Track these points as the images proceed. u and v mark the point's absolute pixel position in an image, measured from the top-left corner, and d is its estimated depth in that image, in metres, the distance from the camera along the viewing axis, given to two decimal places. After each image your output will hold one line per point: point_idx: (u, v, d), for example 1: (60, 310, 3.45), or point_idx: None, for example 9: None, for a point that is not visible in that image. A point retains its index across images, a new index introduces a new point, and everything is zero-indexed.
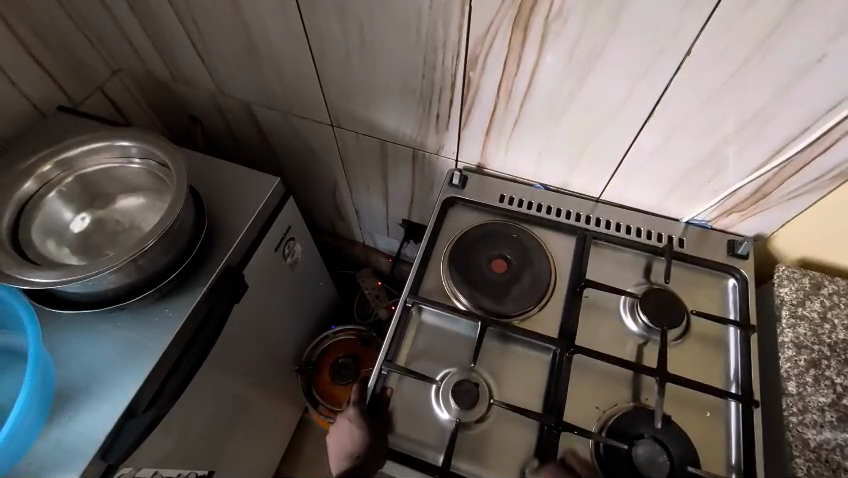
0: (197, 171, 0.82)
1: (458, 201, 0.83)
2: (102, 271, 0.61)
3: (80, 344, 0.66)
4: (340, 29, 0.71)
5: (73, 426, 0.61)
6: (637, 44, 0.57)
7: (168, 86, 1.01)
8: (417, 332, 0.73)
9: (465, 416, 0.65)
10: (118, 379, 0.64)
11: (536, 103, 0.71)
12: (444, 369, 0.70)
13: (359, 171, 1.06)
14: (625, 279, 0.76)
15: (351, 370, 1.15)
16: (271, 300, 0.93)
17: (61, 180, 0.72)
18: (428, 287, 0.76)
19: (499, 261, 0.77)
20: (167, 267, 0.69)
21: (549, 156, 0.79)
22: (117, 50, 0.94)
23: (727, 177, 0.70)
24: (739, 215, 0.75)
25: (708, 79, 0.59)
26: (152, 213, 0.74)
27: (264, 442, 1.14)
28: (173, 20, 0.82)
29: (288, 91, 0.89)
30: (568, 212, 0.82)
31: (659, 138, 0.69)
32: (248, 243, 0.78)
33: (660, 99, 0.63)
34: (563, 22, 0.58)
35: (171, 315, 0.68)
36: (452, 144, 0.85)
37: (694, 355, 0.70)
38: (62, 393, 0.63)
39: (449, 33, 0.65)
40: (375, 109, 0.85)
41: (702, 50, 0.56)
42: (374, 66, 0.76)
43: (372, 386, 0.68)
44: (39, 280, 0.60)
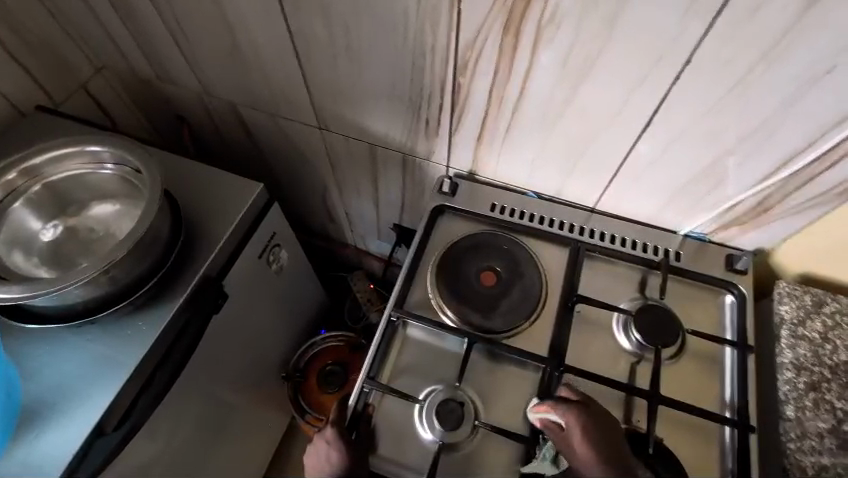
0: (174, 176, 0.78)
1: (448, 209, 0.80)
2: (68, 285, 0.58)
3: (49, 360, 0.63)
4: (324, 30, 0.68)
5: (40, 445, 0.59)
6: (634, 51, 0.54)
7: (152, 85, 0.98)
8: (402, 347, 0.71)
9: (449, 439, 0.63)
10: (86, 396, 0.61)
11: (529, 110, 0.67)
12: (429, 386, 0.68)
13: (349, 175, 1.03)
14: (619, 295, 0.73)
15: (341, 378, 1.12)
16: (255, 308, 0.90)
17: (28, 188, 0.69)
18: (415, 299, 0.74)
19: (488, 273, 0.74)
20: (142, 277, 0.66)
21: (543, 164, 0.76)
22: (100, 48, 0.91)
23: (727, 189, 0.67)
24: (739, 227, 0.72)
25: (708, 89, 0.56)
26: (127, 220, 0.71)
27: (250, 449, 1.12)
28: (154, 18, 0.78)
29: (274, 92, 0.86)
30: (561, 222, 0.79)
31: (657, 148, 0.66)
32: (229, 252, 0.75)
33: (658, 109, 0.60)
34: (556, 27, 0.55)
35: (145, 328, 0.66)
36: (443, 150, 0.83)
37: (690, 376, 0.68)
38: (29, 409, 0.60)
39: (437, 37, 0.62)
40: (364, 112, 0.82)
41: (704, 59, 0.53)
42: (361, 69, 0.73)
43: (353, 404, 0.65)
44: (3, 295, 0.58)
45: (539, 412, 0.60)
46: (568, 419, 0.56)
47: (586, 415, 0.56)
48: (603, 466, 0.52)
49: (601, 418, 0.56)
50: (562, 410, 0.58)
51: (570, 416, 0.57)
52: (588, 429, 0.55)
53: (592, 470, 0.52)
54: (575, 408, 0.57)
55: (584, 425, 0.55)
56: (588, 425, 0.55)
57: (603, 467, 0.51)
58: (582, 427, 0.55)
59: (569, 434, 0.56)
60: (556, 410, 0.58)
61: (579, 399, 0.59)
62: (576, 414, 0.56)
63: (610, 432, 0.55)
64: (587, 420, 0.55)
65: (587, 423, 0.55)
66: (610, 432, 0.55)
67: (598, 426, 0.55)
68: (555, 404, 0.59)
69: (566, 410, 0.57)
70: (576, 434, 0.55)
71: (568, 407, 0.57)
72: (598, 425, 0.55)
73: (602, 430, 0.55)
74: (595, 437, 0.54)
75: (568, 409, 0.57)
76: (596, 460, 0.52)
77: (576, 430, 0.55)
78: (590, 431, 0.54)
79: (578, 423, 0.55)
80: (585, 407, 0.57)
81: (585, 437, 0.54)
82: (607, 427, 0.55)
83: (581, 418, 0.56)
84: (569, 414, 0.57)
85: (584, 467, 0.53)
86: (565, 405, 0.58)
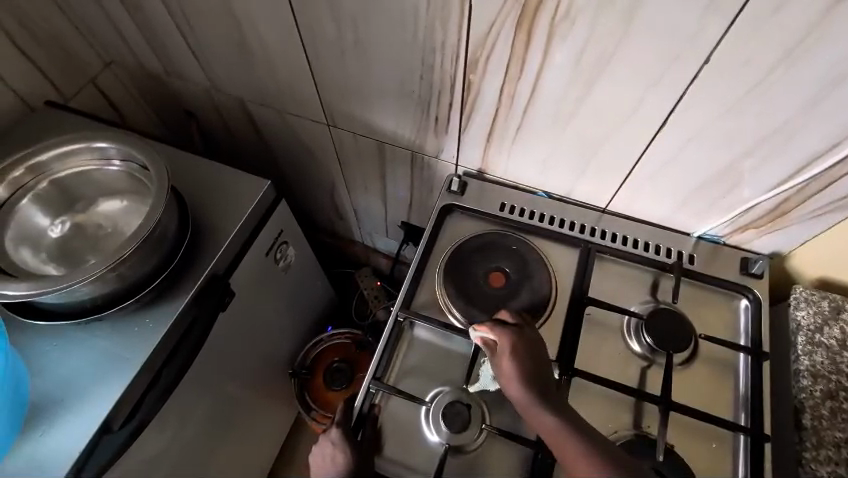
0: (181, 173, 0.78)
1: (456, 208, 0.79)
2: (76, 283, 0.58)
3: (56, 357, 0.63)
4: (333, 26, 0.67)
5: (47, 441, 0.59)
6: (651, 48, 0.53)
7: (161, 80, 0.97)
8: (408, 348, 0.70)
9: (455, 441, 0.62)
10: (93, 393, 0.61)
11: (541, 109, 0.66)
12: (436, 388, 0.67)
13: (357, 172, 1.02)
14: (630, 298, 0.72)
15: (347, 375, 1.12)
16: (262, 305, 0.90)
17: (35, 185, 0.69)
18: (422, 300, 0.73)
19: (496, 274, 0.73)
20: (149, 275, 0.65)
21: (554, 164, 0.75)
22: (109, 43, 0.90)
23: (745, 191, 0.65)
24: (756, 231, 0.70)
25: (726, 89, 0.54)
26: (135, 216, 0.71)
27: (256, 444, 1.12)
28: (162, 13, 0.78)
29: (282, 88, 0.85)
30: (572, 222, 0.78)
31: (672, 149, 0.64)
32: (236, 250, 0.75)
33: (674, 109, 0.58)
34: (570, 24, 0.53)
35: (151, 325, 0.65)
36: (452, 148, 0.82)
37: (702, 382, 0.66)
38: (37, 406, 0.61)
39: (448, 33, 0.61)
40: (372, 109, 0.81)
41: (724, 58, 0.51)
42: (370, 65, 0.72)
43: (359, 405, 0.65)
44: (10, 292, 0.57)
45: (478, 331, 0.63)
46: (502, 340, 0.60)
47: (519, 339, 0.60)
48: (524, 384, 0.57)
49: (530, 342, 0.61)
50: (498, 331, 0.61)
51: (504, 337, 0.61)
52: (517, 350, 0.59)
53: (513, 387, 0.57)
54: (511, 330, 0.61)
55: (516, 348, 0.59)
56: (519, 347, 0.60)
57: (524, 385, 0.57)
58: (513, 349, 0.59)
59: (499, 353, 0.60)
60: (492, 331, 0.62)
61: (515, 323, 0.63)
62: (508, 337, 0.60)
63: (536, 355, 0.60)
64: (518, 343, 0.60)
65: (516, 346, 0.60)
66: (534, 354, 0.60)
67: (526, 348, 0.60)
68: (493, 324, 0.62)
69: (502, 332, 0.61)
70: (505, 355, 0.59)
71: (505, 329, 0.61)
72: (526, 347, 0.60)
73: (528, 352, 0.60)
74: (522, 357, 0.59)
75: (504, 331, 0.61)
76: (519, 379, 0.57)
77: (507, 352, 0.59)
78: (518, 354, 0.59)
79: (509, 346, 0.59)
80: (520, 331, 0.61)
81: (515, 358, 0.58)
82: (533, 350, 0.60)
83: (514, 342, 0.60)
84: (502, 335, 0.61)
85: (506, 383, 0.58)
86: (502, 326, 0.62)
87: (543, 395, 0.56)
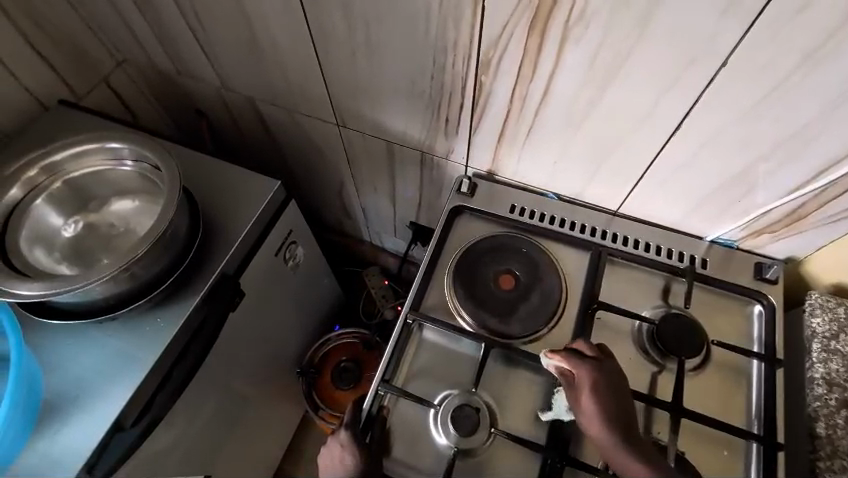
0: (192, 173, 0.78)
1: (466, 210, 0.79)
2: (89, 283, 0.59)
3: (68, 355, 0.64)
4: (344, 26, 0.67)
5: (60, 438, 0.60)
6: (667, 51, 0.52)
7: (172, 79, 0.98)
8: (417, 351, 0.70)
9: (464, 444, 0.62)
10: (105, 391, 0.62)
11: (552, 111, 0.65)
12: (444, 391, 0.67)
13: (366, 172, 1.02)
14: (641, 302, 0.72)
15: (354, 375, 1.12)
16: (271, 304, 0.90)
17: (49, 185, 0.69)
18: (431, 302, 0.73)
19: (506, 277, 0.72)
20: (160, 275, 0.66)
21: (565, 166, 0.74)
22: (121, 42, 0.91)
23: (760, 196, 0.64)
24: (771, 236, 0.69)
25: (742, 93, 0.53)
26: (147, 216, 0.71)
27: (264, 442, 1.13)
28: (174, 12, 0.78)
29: (292, 88, 0.85)
30: (583, 225, 0.77)
31: (686, 152, 0.63)
32: (246, 250, 0.75)
33: (689, 112, 0.57)
34: (584, 25, 0.53)
35: (162, 324, 0.66)
36: (462, 149, 0.81)
37: (713, 388, 0.65)
38: (50, 404, 0.61)
39: (460, 34, 0.60)
40: (382, 110, 0.81)
41: (741, 61, 0.50)
42: (381, 66, 0.71)
43: (367, 406, 0.65)
44: (24, 292, 0.58)
45: (551, 360, 0.60)
46: (582, 375, 0.57)
47: (600, 375, 0.57)
48: (607, 427, 0.54)
49: (612, 377, 0.57)
50: (575, 364, 0.58)
51: (583, 372, 0.57)
52: (598, 387, 0.56)
53: (596, 429, 0.55)
54: (589, 363, 0.58)
55: (598, 385, 0.56)
56: (601, 385, 0.56)
57: (606, 427, 0.54)
58: (593, 386, 0.56)
59: (578, 389, 0.57)
60: (568, 363, 0.58)
61: (593, 354, 0.59)
62: (588, 372, 0.57)
63: (619, 391, 0.57)
64: (599, 380, 0.57)
65: (597, 382, 0.56)
66: (617, 390, 0.57)
67: (609, 385, 0.57)
68: (569, 355, 0.59)
69: (581, 366, 0.58)
70: (586, 392, 0.56)
71: (585, 363, 0.58)
72: (609, 384, 0.57)
73: (610, 388, 0.57)
74: (604, 395, 0.56)
75: (584, 365, 0.58)
76: (602, 422, 0.55)
77: (588, 389, 0.56)
78: (600, 391, 0.56)
79: (589, 383, 0.56)
80: (599, 364, 0.58)
81: (597, 397, 0.56)
82: (616, 386, 0.57)
83: (595, 379, 0.57)
84: (581, 369, 0.57)
85: (586, 422, 0.56)
86: (579, 360, 0.58)
87: (627, 437, 0.54)
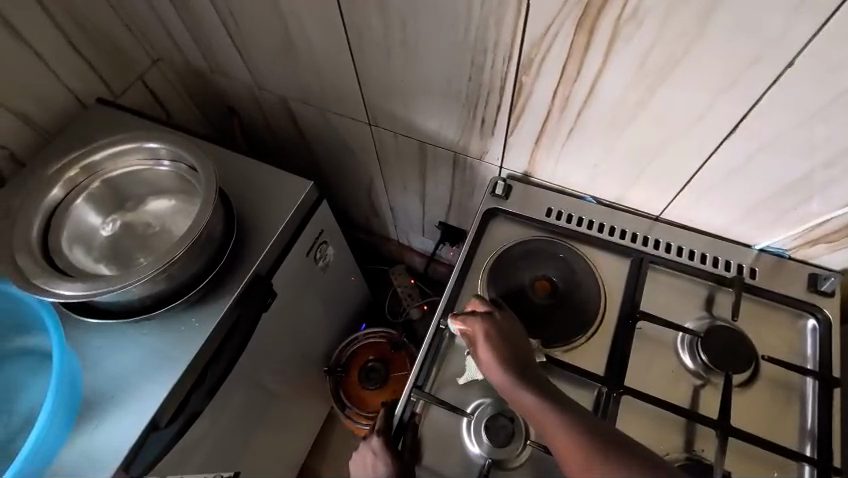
0: (226, 172, 0.78)
1: (500, 213, 0.77)
2: (128, 284, 0.59)
3: (107, 353, 0.65)
4: (381, 25, 0.65)
5: (100, 436, 0.61)
6: (726, 51, 0.49)
7: (206, 77, 0.98)
8: (450, 357, 0.69)
9: (497, 455, 0.60)
10: (143, 391, 0.63)
11: (596, 112, 0.63)
12: (478, 399, 0.65)
13: (396, 171, 1.01)
14: (684, 312, 0.69)
15: (381, 375, 1.11)
16: (301, 304, 0.90)
17: (88, 185, 0.70)
18: (464, 306, 0.71)
19: (543, 282, 0.71)
20: (195, 275, 0.66)
21: (606, 168, 0.71)
22: (157, 41, 0.92)
23: (819, 204, 0.60)
24: (827, 246, 0.65)
25: (808, 95, 0.49)
26: (183, 216, 0.72)
27: (291, 438, 1.14)
28: (210, 11, 0.78)
29: (325, 88, 0.84)
30: (623, 230, 0.74)
31: (740, 157, 0.60)
32: (279, 250, 0.75)
33: (748, 114, 0.54)
34: (637, 24, 0.50)
35: (198, 324, 0.66)
36: (497, 150, 0.79)
37: (762, 405, 0.62)
38: (89, 402, 0.62)
39: (501, 33, 0.58)
40: (416, 110, 0.79)
41: (810, 62, 0.47)
42: (417, 65, 0.70)
43: (399, 413, 0.64)
44: (67, 292, 0.59)
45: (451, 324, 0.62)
46: (473, 329, 0.59)
47: (491, 325, 0.58)
48: (505, 369, 0.54)
49: (502, 327, 0.59)
50: (467, 320, 0.60)
51: (475, 327, 0.59)
52: (490, 336, 0.57)
53: (497, 375, 0.55)
54: (480, 317, 0.59)
55: (490, 334, 0.57)
56: (491, 333, 0.57)
57: (504, 369, 0.54)
58: (485, 336, 0.57)
59: (474, 342, 0.58)
60: (461, 322, 0.60)
61: (484, 308, 0.61)
62: (480, 325, 0.59)
63: (511, 339, 0.58)
64: (489, 328, 0.58)
65: (488, 333, 0.58)
66: (509, 338, 0.58)
67: (499, 332, 0.58)
68: (461, 314, 0.61)
69: (472, 321, 0.59)
70: (481, 343, 0.57)
71: (474, 318, 0.59)
72: (499, 332, 0.58)
73: (502, 335, 0.58)
74: (496, 342, 0.57)
75: (474, 320, 0.59)
76: (498, 366, 0.55)
77: (481, 340, 0.57)
78: (491, 339, 0.57)
79: (482, 334, 0.58)
80: (488, 316, 0.59)
81: (490, 345, 0.56)
82: (506, 333, 0.58)
83: (486, 329, 0.58)
84: (473, 324, 0.59)
85: (490, 373, 0.56)
86: (471, 316, 0.60)
87: (526, 374, 0.54)
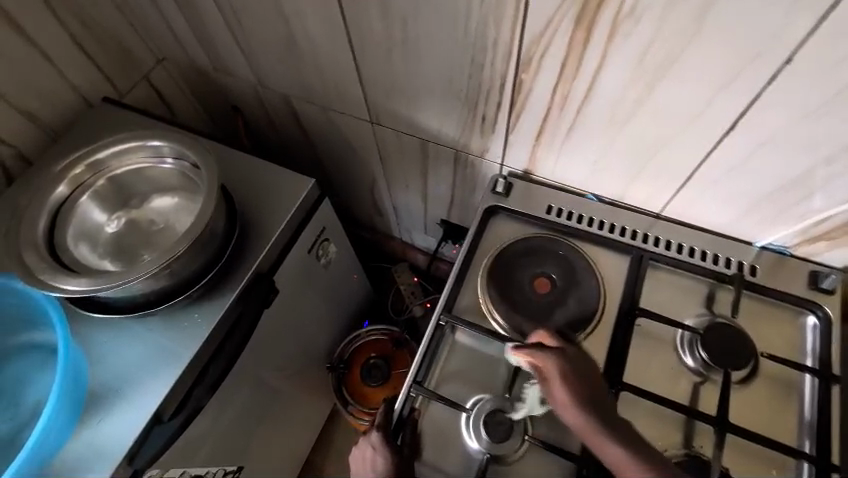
0: (229, 170, 0.79)
1: (500, 210, 0.77)
2: (133, 279, 0.60)
3: (112, 348, 0.66)
4: (382, 24, 0.66)
5: (104, 429, 0.62)
6: (724, 48, 0.49)
7: (210, 76, 0.99)
8: (450, 354, 0.69)
9: (496, 451, 0.61)
10: (146, 385, 0.64)
11: (595, 110, 0.63)
12: (477, 395, 0.66)
13: (398, 169, 1.02)
14: (683, 310, 0.69)
15: (383, 371, 1.12)
16: (304, 300, 0.91)
17: (93, 183, 0.71)
18: (465, 304, 0.72)
19: (542, 280, 0.71)
20: (198, 272, 0.67)
21: (606, 166, 0.71)
22: (162, 40, 0.93)
23: (820, 201, 0.60)
24: (828, 243, 0.65)
25: (806, 92, 0.50)
26: (186, 213, 0.73)
27: (293, 434, 1.15)
28: (213, 11, 0.79)
29: (328, 86, 0.85)
30: (623, 228, 0.74)
31: (739, 153, 0.60)
32: (281, 247, 0.75)
33: (746, 110, 0.54)
34: (634, 22, 0.50)
35: (200, 320, 0.67)
36: (498, 148, 0.79)
37: (760, 402, 0.62)
38: (94, 395, 0.63)
39: (501, 31, 0.59)
40: (417, 108, 0.80)
41: (807, 59, 0.47)
42: (418, 64, 0.70)
43: (399, 409, 0.65)
44: (72, 288, 0.60)
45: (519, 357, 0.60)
46: (547, 365, 0.57)
47: (566, 362, 0.57)
48: (585, 412, 0.53)
49: (578, 364, 0.57)
50: (541, 356, 0.58)
51: (549, 364, 0.57)
52: (567, 375, 0.56)
53: (575, 416, 0.54)
54: (554, 353, 0.57)
55: (566, 372, 0.56)
56: (567, 372, 0.56)
57: (584, 413, 0.53)
58: (562, 374, 0.56)
59: (547, 379, 0.57)
60: (534, 356, 0.58)
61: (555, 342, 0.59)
62: (555, 362, 0.57)
63: (587, 377, 0.56)
64: (566, 366, 0.56)
65: (565, 371, 0.56)
66: (585, 375, 0.56)
67: (576, 370, 0.56)
68: (533, 348, 0.59)
69: (546, 357, 0.57)
70: (554, 381, 0.56)
71: (548, 353, 0.58)
72: (576, 370, 0.56)
73: (579, 374, 0.56)
74: (575, 382, 0.55)
75: (547, 355, 0.57)
76: (578, 408, 0.54)
77: (557, 378, 0.56)
78: (569, 379, 0.55)
79: (558, 372, 0.56)
80: (562, 352, 0.58)
81: (567, 385, 0.55)
82: (582, 370, 0.57)
83: (562, 365, 0.56)
84: (547, 361, 0.57)
85: (566, 414, 0.55)
86: (544, 350, 0.58)
87: (606, 419, 0.53)
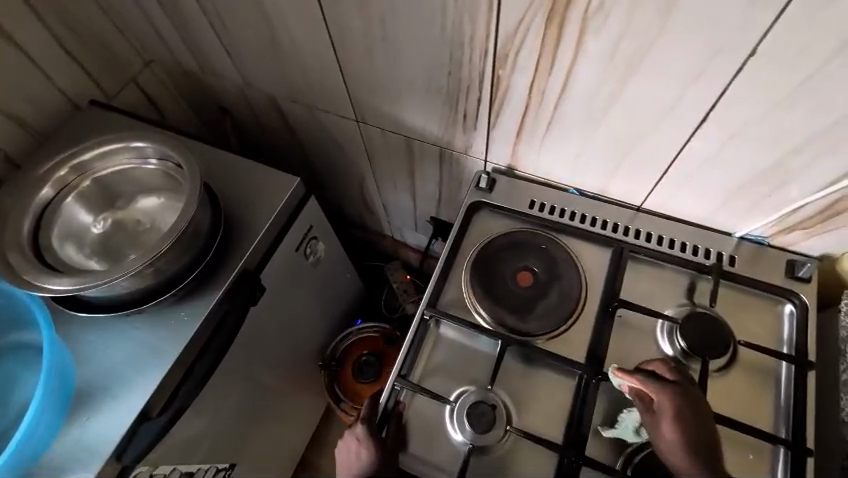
0: (215, 170, 0.80)
1: (484, 206, 0.78)
2: (116, 278, 0.61)
3: (99, 347, 0.67)
4: (361, 23, 0.67)
5: (91, 427, 0.62)
6: (691, 42, 0.50)
7: (197, 78, 1.00)
8: (434, 347, 0.70)
9: (479, 442, 0.62)
10: (132, 383, 0.64)
11: (572, 104, 0.64)
12: (461, 387, 0.67)
13: (386, 167, 1.02)
14: (664, 300, 0.70)
15: (375, 368, 1.13)
16: (293, 299, 0.92)
17: (78, 184, 0.72)
18: (449, 298, 0.72)
19: (524, 273, 0.72)
20: (183, 270, 0.68)
21: (586, 160, 0.72)
22: (148, 43, 0.93)
23: (793, 190, 0.61)
24: (803, 232, 0.66)
25: (773, 83, 0.51)
26: (171, 212, 0.74)
27: (288, 433, 1.16)
28: (197, 13, 0.79)
29: (312, 86, 0.86)
30: (604, 221, 0.75)
31: (713, 145, 0.60)
32: (267, 246, 0.76)
33: (717, 103, 0.55)
34: (604, 17, 0.51)
35: (187, 318, 0.68)
36: (481, 144, 0.80)
37: (738, 390, 0.63)
38: (81, 393, 0.64)
39: (476, 28, 0.59)
40: (401, 106, 0.81)
41: (771, 51, 0.48)
42: (398, 62, 0.71)
43: (384, 402, 0.66)
44: (57, 288, 0.61)
45: (623, 380, 0.58)
46: (659, 398, 0.55)
47: (681, 399, 0.55)
48: (689, 454, 0.52)
49: (695, 404, 0.55)
50: (654, 387, 0.56)
51: (663, 398, 0.55)
52: (681, 414, 0.54)
53: (676, 457, 0.52)
54: (669, 389, 0.55)
55: (679, 410, 0.54)
56: (682, 410, 0.54)
57: (691, 458, 0.52)
58: (675, 411, 0.54)
59: (656, 413, 0.55)
60: (645, 385, 0.57)
61: (673, 377, 0.57)
62: (670, 397, 0.55)
63: (703, 420, 0.54)
64: (682, 406, 0.54)
65: (680, 409, 0.54)
66: (702, 418, 0.54)
67: (691, 411, 0.54)
68: (645, 376, 0.57)
69: (659, 390, 0.56)
70: (665, 416, 0.54)
71: (662, 386, 0.56)
72: (693, 411, 0.54)
73: (694, 416, 0.54)
74: (690, 424, 0.53)
75: (662, 388, 0.56)
76: (684, 452, 0.52)
77: (668, 414, 0.54)
78: (683, 418, 0.53)
79: (671, 408, 0.54)
80: (681, 389, 0.55)
81: (677, 423, 0.53)
82: (699, 412, 0.54)
83: (675, 403, 0.54)
84: (662, 394, 0.55)
85: (667, 452, 0.53)
86: (660, 383, 0.56)
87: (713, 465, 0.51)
